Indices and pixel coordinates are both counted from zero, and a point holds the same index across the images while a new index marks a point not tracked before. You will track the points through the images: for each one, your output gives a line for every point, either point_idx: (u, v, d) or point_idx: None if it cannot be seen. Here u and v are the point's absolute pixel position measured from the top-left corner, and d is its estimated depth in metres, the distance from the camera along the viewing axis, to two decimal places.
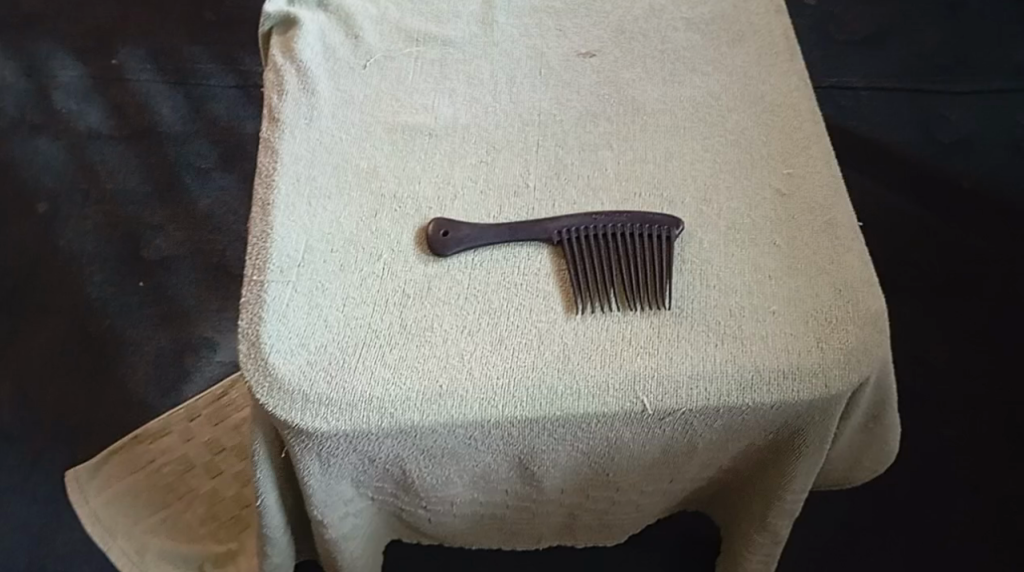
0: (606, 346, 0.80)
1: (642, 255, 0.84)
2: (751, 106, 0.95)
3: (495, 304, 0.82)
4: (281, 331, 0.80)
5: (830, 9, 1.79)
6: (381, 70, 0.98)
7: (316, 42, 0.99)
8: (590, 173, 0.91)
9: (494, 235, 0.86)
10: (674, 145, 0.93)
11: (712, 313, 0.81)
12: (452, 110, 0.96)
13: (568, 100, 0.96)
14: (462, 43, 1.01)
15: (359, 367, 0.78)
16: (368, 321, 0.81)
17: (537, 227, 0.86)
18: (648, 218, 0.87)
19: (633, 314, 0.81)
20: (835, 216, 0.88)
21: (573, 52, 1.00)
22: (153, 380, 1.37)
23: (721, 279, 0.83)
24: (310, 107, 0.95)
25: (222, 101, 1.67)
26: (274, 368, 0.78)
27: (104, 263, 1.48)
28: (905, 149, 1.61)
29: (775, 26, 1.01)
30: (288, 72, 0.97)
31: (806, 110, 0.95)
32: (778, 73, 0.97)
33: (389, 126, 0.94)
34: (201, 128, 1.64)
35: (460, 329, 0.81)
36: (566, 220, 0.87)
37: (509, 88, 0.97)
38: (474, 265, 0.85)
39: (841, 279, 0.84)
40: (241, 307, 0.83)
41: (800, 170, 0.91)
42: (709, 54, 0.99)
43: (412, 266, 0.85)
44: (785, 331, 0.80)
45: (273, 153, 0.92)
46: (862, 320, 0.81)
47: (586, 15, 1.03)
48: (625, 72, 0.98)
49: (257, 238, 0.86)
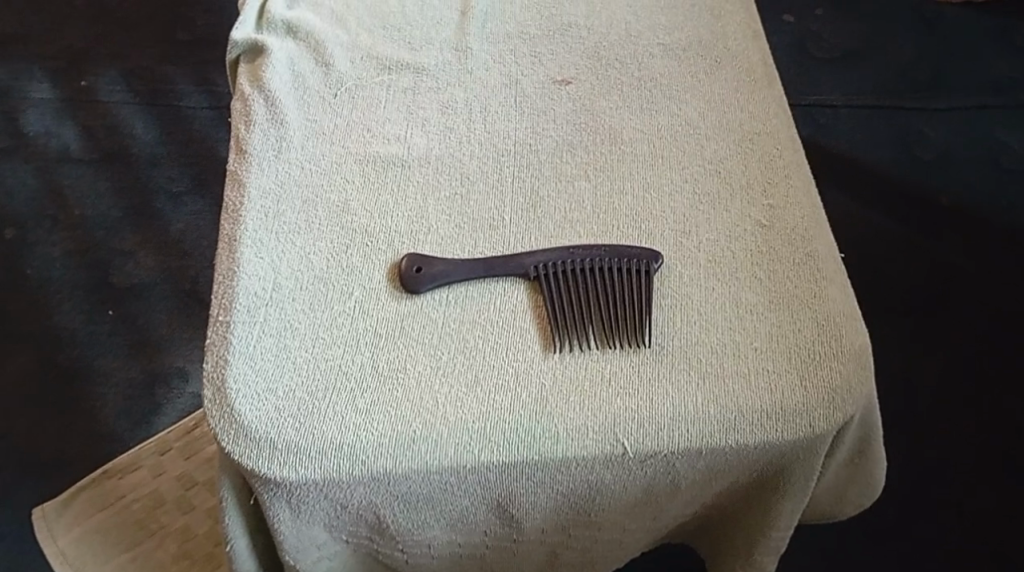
0: (584, 387, 0.77)
1: (621, 292, 0.82)
2: (731, 134, 0.93)
3: (470, 344, 0.80)
4: (248, 375, 0.78)
5: (808, 26, 1.78)
6: (351, 98, 0.96)
7: (285, 70, 0.97)
8: (566, 206, 0.89)
9: (469, 270, 0.84)
10: (653, 175, 0.91)
11: (693, 350, 0.79)
12: (425, 140, 0.93)
13: (544, 129, 0.94)
14: (435, 70, 0.98)
15: (329, 412, 0.76)
16: (339, 363, 0.79)
17: (513, 263, 0.84)
18: (627, 252, 0.85)
19: (613, 352, 0.79)
20: (818, 247, 0.86)
21: (548, 79, 0.98)
22: (124, 412, 1.33)
23: (702, 315, 0.81)
24: (279, 138, 0.92)
25: (194, 122, 1.64)
26: (241, 414, 0.76)
27: (74, 291, 1.44)
28: (885, 165, 1.59)
29: (754, 52, 1.00)
30: (256, 102, 0.95)
31: (786, 138, 0.93)
32: (756, 100, 0.96)
33: (361, 157, 0.91)
34: (172, 150, 1.61)
35: (435, 371, 0.78)
36: (543, 254, 0.85)
37: (484, 117, 0.95)
38: (449, 302, 0.83)
39: (825, 312, 0.81)
40: (207, 349, 0.80)
41: (781, 199, 0.89)
42: (688, 81, 0.97)
43: (384, 305, 0.82)
44: (768, 369, 0.78)
45: (240, 187, 0.89)
46: (848, 356, 0.79)
47: (562, 41, 1.01)
48: (602, 100, 0.96)
49: (224, 277, 0.84)
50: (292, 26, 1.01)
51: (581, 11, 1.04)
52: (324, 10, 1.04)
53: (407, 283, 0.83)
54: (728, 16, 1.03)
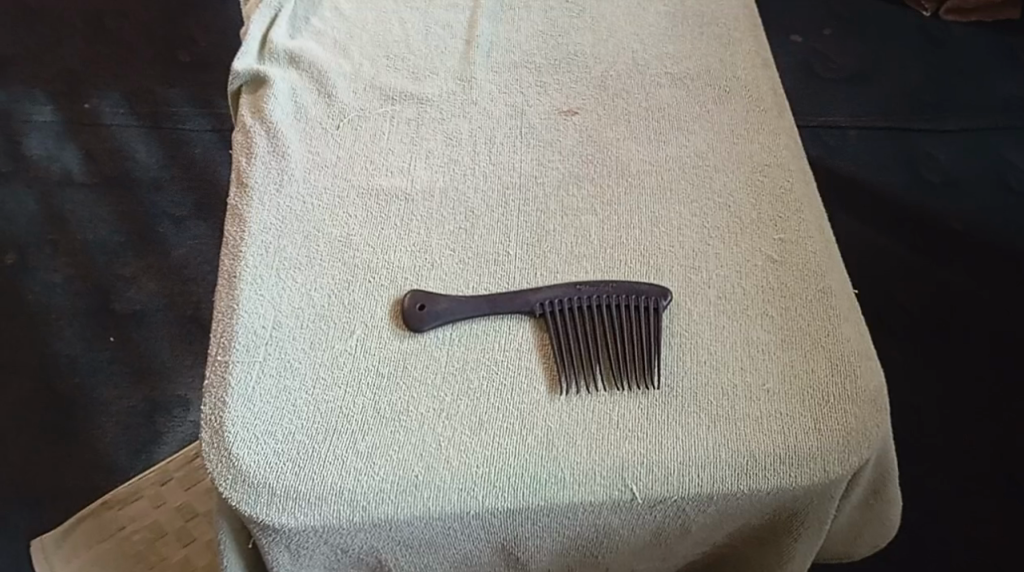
0: (591, 430, 0.76)
1: (629, 330, 0.81)
2: (740, 166, 0.91)
3: (474, 384, 0.78)
4: (247, 418, 0.76)
5: (816, 47, 1.76)
6: (354, 130, 0.94)
7: (287, 101, 0.95)
8: (572, 240, 0.87)
9: (474, 308, 0.82)
10: (661, 209, 0.89)
11: (703, 392, 0.77)
12: (429, 172, 0.92)
13: (549, 161, 0.92)
14: (439, 100, 0.97)
15: (329, 456, 0.74)
16: (340, 405, 0.77)
17: (519, 300, 0.82)
18: (635, 288, 0.83)
19: (621, 394, 0.77)
20: (830, 283, 0.84)
21: (554, 110, 0.96)
22: (124, 441, 1.32)
23: (712, 354, 0.80)
24: (280, 171, 0.91)
25: (197, 145, 1.62)
26: (239, 458, 0.74)
27: (75, 318, 1.43)
28: (895, 188, 1.57)
29: (762, 81, 0.98)
30: (257, 134, 0.93)
31: (796, 171, 0.91)
32: (766, 131, 0.94)
33: (363, 190, 0.90)
34: (175, 173, 1.59)
35: (438, 413, 0.77)
36: (549, 291, 0.83)
37: (488, 149, 0.93)
38: (453, 340, 0.81)
39: (838, 352, 0.80)
40: (206, 390, 0.79)
41: (793, 234, 0.87)
42: (696, 110, 0.95)
43: (387, 343, 0.81)
44: (780, 412, 0.76)
45: (241, 221, 0.88)
46: (862, 398, 0.78)
47: (568, 71, 0.99)
48: (608, 131, 0.94)
49: (223, 315, 0.82)
50: (295, 55, 0.99)
51: (587, 39, 1.02)
52: (327, 39, 1.02)
53: (410, 321, 0.81)
54: (736, 44, 1.01)
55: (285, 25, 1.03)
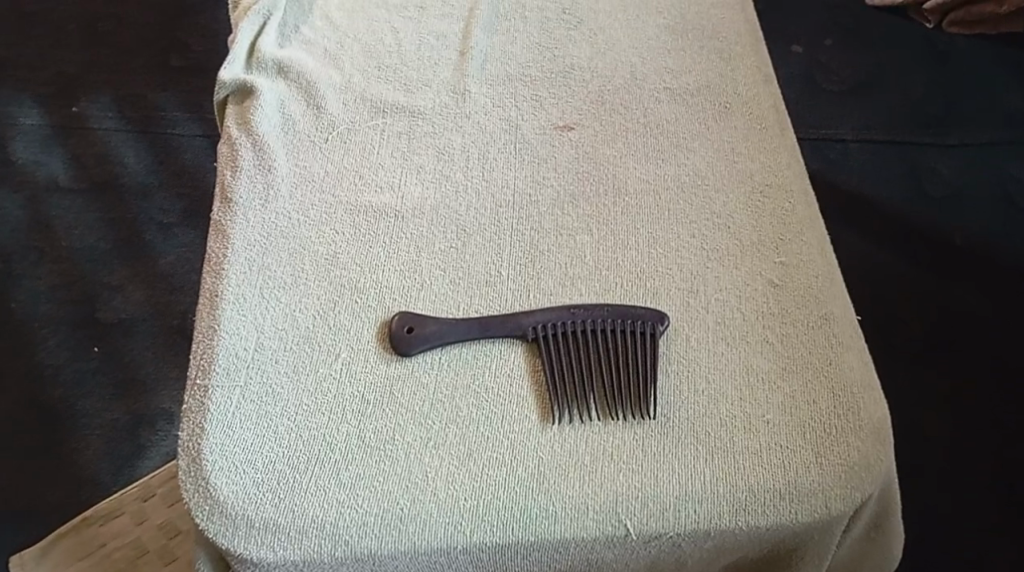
0: (584, 462, 0.73)
1: (624, 357, 0.78)
2: (740, 186, 0.88)
3: (463, 412, 0.76)
4: (226, 446, 0.74)
5: (817, 58, 1.74)
6: (344, 143, 0.91)
7: (274, 113, 0.93)
8: (568, 262, 0.84)
9: (464, 331, 0.79)
10: (659, 229, 0.86)
11: (700, 423, 0.75)
12: (420, 188, 0.89)
13: (545, 178, 0.89)
14: (432, 114, 0.94)
15: (311, 488, 0.72)
16: (323, 433, 0.74)
17: (510, 323, 0.79)
18: (631, 312, 0.80)
19: (616, 424, 0.75)
20: (833, 309, 0.81)
21: (550, 125, 0.93)
22: (107, 455, 1.28)
23: (710, 383, 0.77)
24: (266, 186, 0.88)
25: (187, 150, 1.59)
26: (217, 489, 0.72)
27: (58, 328, 1.40)
28: (897, 204, 1.55)
29: (765, 98, 0.95)
30: (243, 147, 0.90)
31: (798, 191, 0.88)
32: (767, 149, 0.91)
33: (352, 207, 0.87)
34: (163, 179, 1.56)
35: (424, 442, 0.74)
36: (542, 314, 0.80)
37: (481, 164, 0.90)
38: (442, 366, 0.78)
39: (841, 382, 0.77)
40: (184, 416, 0.76)
41: (795, 257, 0.84)
42: (696, 127, 0.93)
43: (373, 367, 0.78)
44: (780, 445, 0.74)
45: (224, 238, 0.85)
46: (866, 431, 0.75)
47: (565, 84, 0.97)
48: (605, 147, 0.91)
49: (204, 336, 0.80)
50: (283, 65, 0.96)
51: (585, 52, 1.00)
52: (317, 49, 0.99)
53: (399, 344, 0.78)
54: (738, 59, 0.99)
55: (274, 33, 1.00)
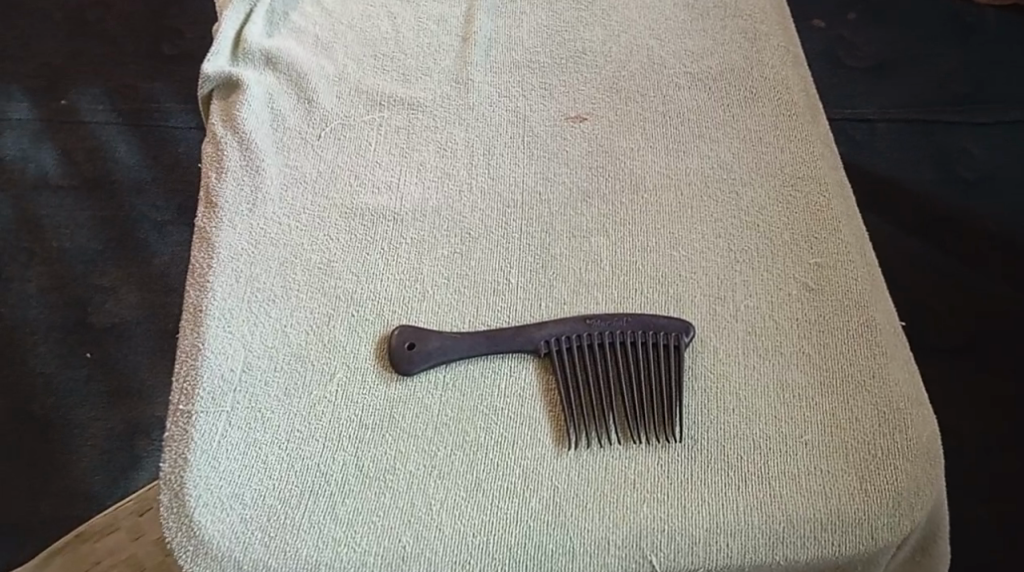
0: (605, 491, 0.66)
1: (647, 373, 0.71)
2: (769, 179, 0.81)
3: (470, 436, 0.69)
4: (211, 479, 0.67)
5: (841, 33, 1.65)
6: (337, 140, 0.84)
7: (262, 108, 0.86)
8: (582, 267, 0.77)
9: (471, 346, 0.72)
10: (681, 229, 0.79)
11: (731, 445, 0.68)
12: (420, 188, 0.82)
13: (555, 174, 0.82)
14: (432, 106, 0.87)
15: (304, 525, 0.65)
16: (317, 463, 0.68)
17: (522, 336, 0.72)
18: (654, 322, 0.73)
19: (639, 449, 0.68)
20: (874, 316, 0.74)
21: (560, 116, 0.86)
22: (102, 467, 1.23)
23: (742, 400, 0.70)
24: (254, 188, 0.81)
25: (183, 143, 1.52)
26: (201, 527, 0.66)
27: (50, 333, 1.34)
28: (927, 187, 1.47)
29: (794, 81, 0.88)
30: (228, 146, 0.83)
31: (833, 184, 0.81)
32: (798, 138, 0.84)
33: (347, 209, 0.80)
34: (158, 175, 1.49)
35: (428, 472, 0.67)
36: (556, 326, 0.73)
37: (487, 161, 0.83)
38: (447, 385, 0.71)
39: (886, 397, 0.70)
40: (166, 444, 0.70)
41: (830, 259, 0.77)
42: (719, 116, 0.85)
43: (371, 388, 0.71)
44: (821, 470, 0.67)
45: (208, 247, 0.78)
46: (914, 452, 0.68)
47: (576, 71, 0.89)
48: (620, 139, 0.84)
49: (187, 355, 0.73)
50: (272, 56, 0.89)
51: (598, 34, 0.92)
52: (308, 37, 0.92)
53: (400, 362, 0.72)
54: (764, 39, 0.91)
55: (262, 21, 0.93)
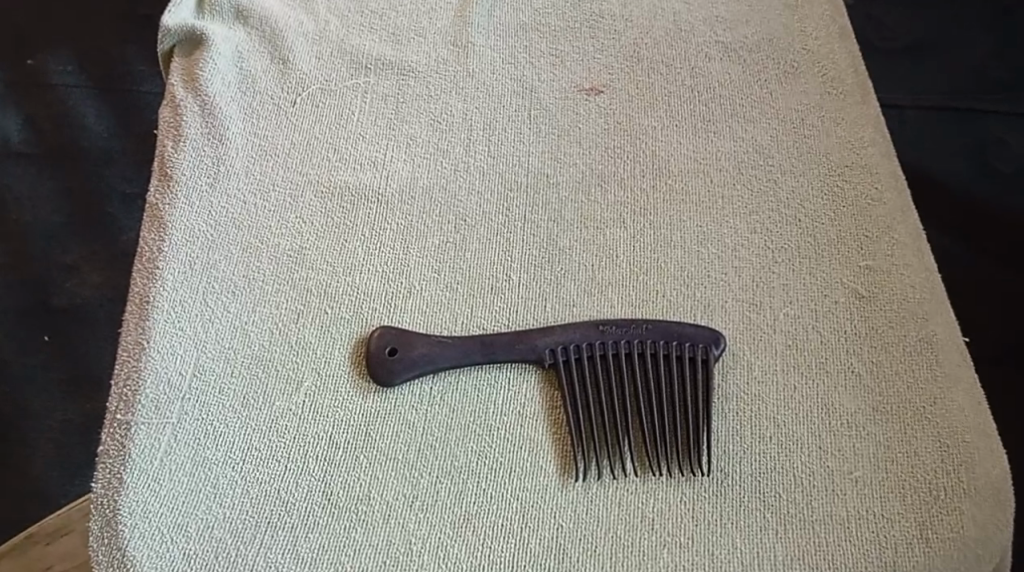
0: (617, 533, 0.56)
1: (671, 391, 0.60)
2: (813, 167, 0.70)
3: (459, 461, 0.58)
4: (149, 506, 0.57)
5: (869, 11, 1.53)
6: (315, 108, 0.73)
7: (229, 69, 0.74)
8: (595, 264, 0.66)
9: (464, 354, 0.61)
10: (712, 223, 0.68)
11: (768, 482, 0.58)
12: (408, 166, 0.71)
13: (567, 154, 0.71)
14: (426, 71, 0.76)
15: (259, 564, 0.55)
16: (277, 489, 0.57)
17: (523, 343, 0.62)
18: (679, 331, 0.62)
19: (659, 482, 0.58)
20: (934, 330, 0.64)
21: (572, 87, 0.75)
22: (57, 464, 1.12)
23: (781, 428, 0.60)
24: (216, 160, 0.70)
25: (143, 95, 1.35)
26: (135, 566, 0.55)
27: (4, 314, 1.22)
28: (959, 181, 1.36)
29: (839, 55, 0.77)
30: (188, 111, 0.72)
31: (885, 174, 0.70)
32: (845, 120, 0.73)
33: (324, 188, 0.69)
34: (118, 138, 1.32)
35: (408, 503, 0.57)
36: (564, 332, 0.62)
37: (487, 137, 0.72)
38: (434, 400, 0.60)
39: (948, 427, 0.60)
40: (99, 462, 0.59)
41: (885, 262, 0.66)
42: (755, 92, 0.74)
43: (345, 401, 0.60)
44: (874, 514, 0.57)
45: (160, 227, 0.67)
46: (983, 494, 0.58)
47: (591, 37, 0.78)
48: (641, 117, 0.73)
49: (129, 356, 0.62)
50: (243, 10, 0.78)
51: None
52: None
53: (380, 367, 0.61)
54: (806, 8, 0.80)
55: None
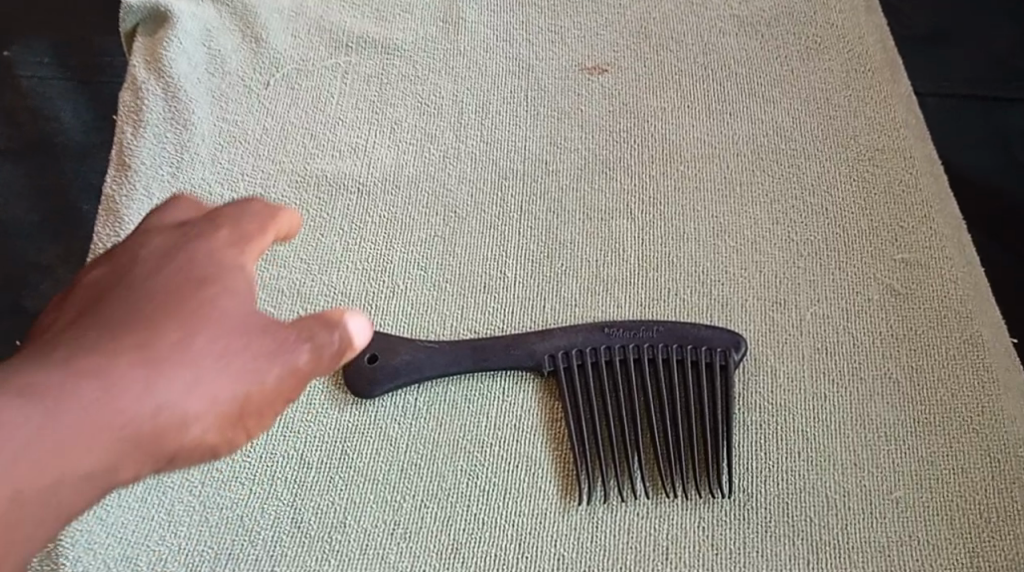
0: (626, 564, 0.50)
1: (686, 400, 0.53)
2: (840, 151, 0.63)
3: (447, 482, 0.52)
4: (95, 535, 0.50)
5: None
6: (289, 90, 0.66)
7: (196, 47, 0.68)
8: (599, 259, 0.59)
9: (453, 360, 0.55)
10: (729, 213, 0.61)
11: (796, 504, 0.51)
12: (392, 152, 0.64)
13: (567, 138, 0.65)
14: (412, 50, 0.69)
15: None
16: (240, 516, 0.51)
17: (519, 348, 0.55)
18: (695, 332, 0.55)
19: (673, 505, 0.51)
20: (980, 330, 0.57)
21: (573, 66, 0.68)
22: None
23: (809, 442, 0.53)
24: (179, 147, 0.63)
25: (109, 59, 1.19)
26: None
27: None
28: None
29: (867, 27, 0.70)
30: (149, 93, 0.65)
31: (921, 158, 0.63)
32: (875, 99, 0.66)
33: (298, 177, 0.62)
34: (77, 104, 1.17)
35: (389, 531, 0.50)
36: (565, 336, 0.55)
37: (480, 120, 0.66)
38: (419, 413, 0.54)
39: (999, 439, 0.53)
40: None
41: (923, 254, 0.59)
42: (774, 71, 0.67)
43: (319, 416, 0.54)
44: (918, 540, 0.50)
45: (115, 221, 0.60)
46: None
47: (594, 11, 0.71)
48: (649, 97, 0.66)
49: None
50: None
51: None
52: None
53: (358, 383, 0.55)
54: None
55: None
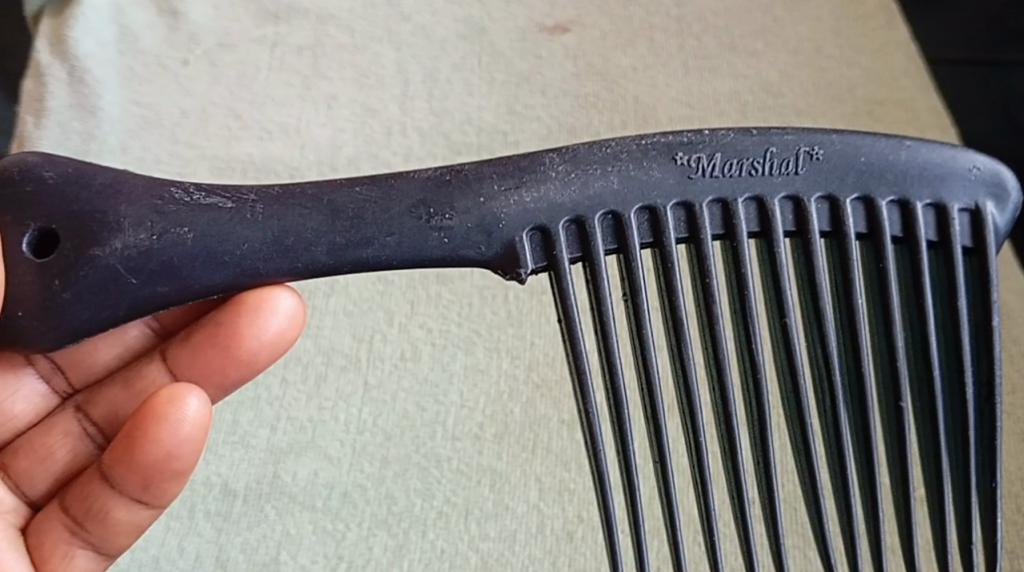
0: None
1: (853, 332, 0.34)
2: (836, 106, 0.56)
3: (398, 506, 0.44)
4: None
5: None
6: (212, 68, 0.59)
7: (105, 24, 0.59)
8: None
9: (81, 258, 0.32)
10: None
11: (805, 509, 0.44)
12: (329, 130, 0.56)
13: (527, 105, 0.57)
14: (351, 17, 0.62)
15: None
16: (155, 558, 0.43)
17: (224, 193, 0.32)
18: (905, 151, 0.33)
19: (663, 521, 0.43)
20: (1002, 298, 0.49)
21: (531, 26, 0.61)
22: None
23: None
24: (84, 136, 0.54)
25: None
26: None
27: None
28: None
29: None
30: (50, 74, 0.56)
31: (926, 108, 0.56)
32: (871, 51, 0.58)
33: (222, 163, 0.55)
34: None
35: (331, 567, 0.43)
36: (387, 181, 0.32)
37: (428, 89, 0.58)
38: (364, 427, 0.46)
39: None
40: None
41: None
42: (757, 21, 0.60)
43: (248, 438, 0.46)
44: None
45: None
46: None
47: None
48: (618, 56, 0.59)
49: None
50: None
51: None
52: None
53: (272, 294, 0.35)
54: None
55: None
